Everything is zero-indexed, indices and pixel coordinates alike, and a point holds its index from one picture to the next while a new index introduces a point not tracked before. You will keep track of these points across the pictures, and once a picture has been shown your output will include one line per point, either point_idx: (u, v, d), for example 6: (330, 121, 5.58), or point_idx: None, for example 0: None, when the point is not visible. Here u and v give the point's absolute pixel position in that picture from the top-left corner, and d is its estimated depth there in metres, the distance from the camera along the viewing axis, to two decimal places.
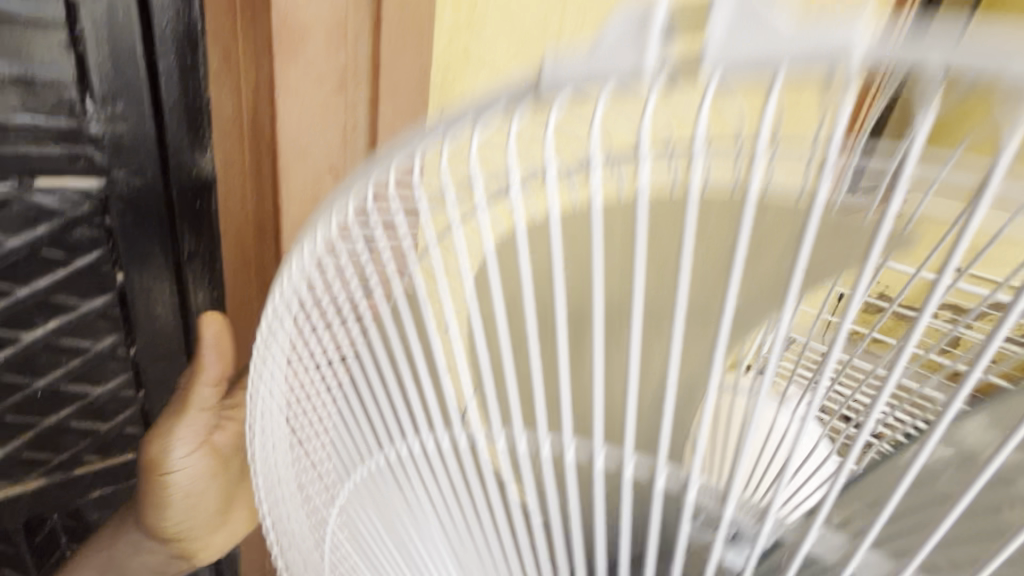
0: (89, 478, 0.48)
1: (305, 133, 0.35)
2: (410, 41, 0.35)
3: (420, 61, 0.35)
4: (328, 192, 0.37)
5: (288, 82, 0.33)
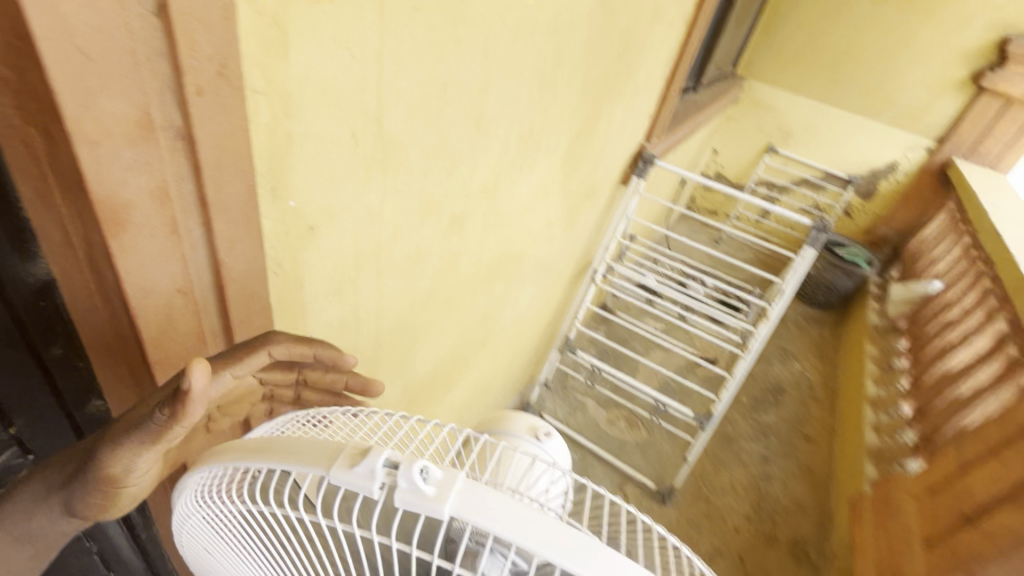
0: None
1: (150, 272, 0.40)
2: (231, 168, 0.41)
3: (244, 177, 0.43)
4: (180, 307, 0.43)
5: (132, 240, 0.37)
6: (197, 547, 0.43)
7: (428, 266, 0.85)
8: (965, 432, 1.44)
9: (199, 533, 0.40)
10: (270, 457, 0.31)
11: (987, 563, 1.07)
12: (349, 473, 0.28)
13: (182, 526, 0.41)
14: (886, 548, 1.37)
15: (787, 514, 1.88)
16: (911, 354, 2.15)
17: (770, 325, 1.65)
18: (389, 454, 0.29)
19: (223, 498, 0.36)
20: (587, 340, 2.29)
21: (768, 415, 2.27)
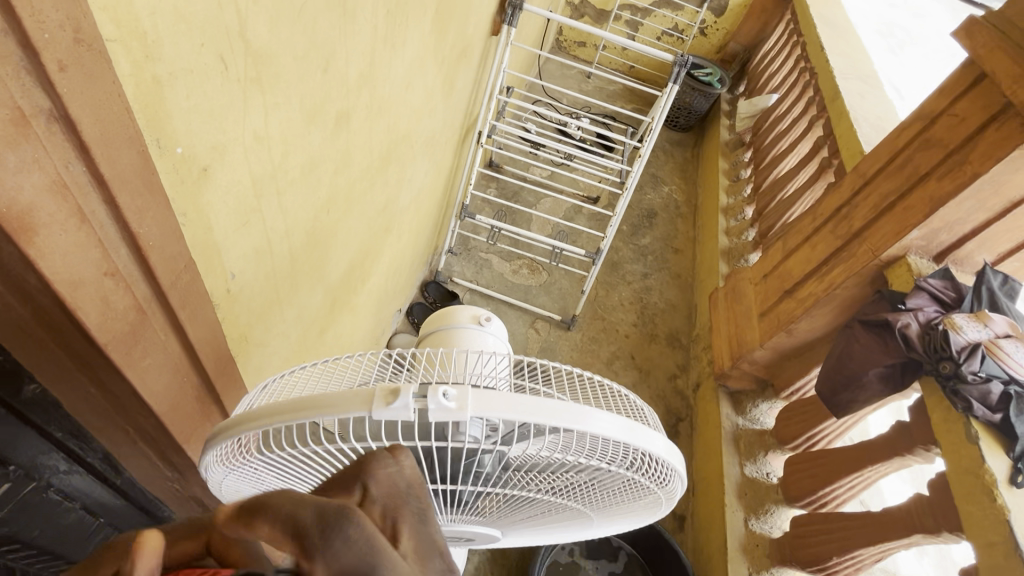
0: None
1: (73, 265, 0.39)
2: (120, 137, 0.38)
3: (135, 144, 0.40)
4: (111, 288, 0.43)
5: (44, 239, 0.36)
6: (227, 486, 0.51)
7: (324, 174, 0.83)
8: (788, 226, 1.80)
9: (235, 476, 0.49)
10: (315, 413, 0.39)
11: (798, 321, 1.46)
12: (389, 408, 0.39)
13: (218, 482, 0.50)
14: (734, 325, 1.78)
15: (664, 315, 2.30)
16: (753, 164, 2.51)
17: (642, 162, 1.82)
18: (415, 390, 0.40)
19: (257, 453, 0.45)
20: (481, 200, 2.35)
21: (644, 238, 2.60)
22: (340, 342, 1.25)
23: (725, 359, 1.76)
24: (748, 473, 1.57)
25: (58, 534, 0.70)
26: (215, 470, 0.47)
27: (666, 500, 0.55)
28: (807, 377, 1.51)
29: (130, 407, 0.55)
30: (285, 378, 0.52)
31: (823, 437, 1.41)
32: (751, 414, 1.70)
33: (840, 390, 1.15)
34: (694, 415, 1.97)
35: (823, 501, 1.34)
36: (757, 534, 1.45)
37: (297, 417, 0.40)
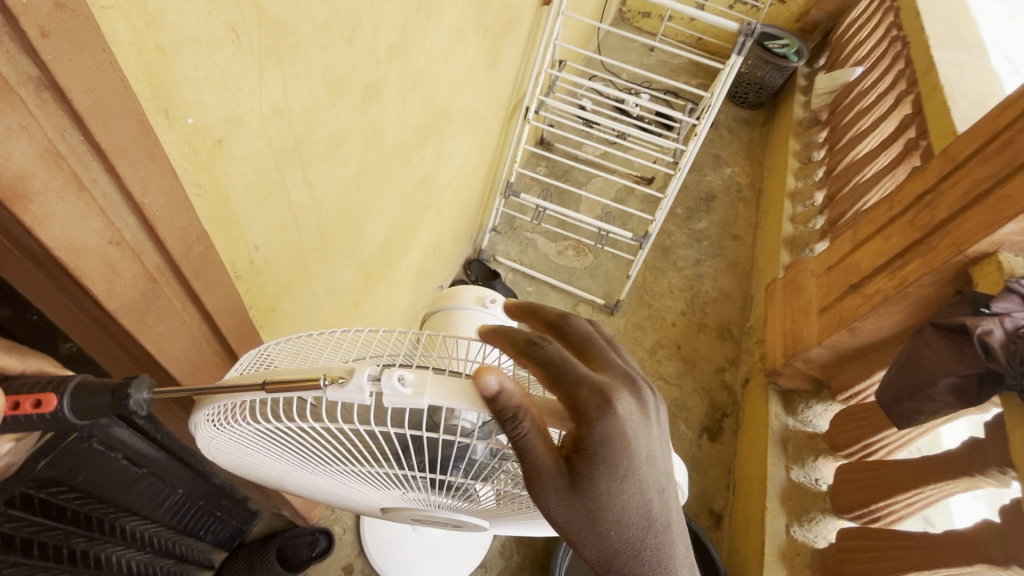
0: (29, 460, 0.62)
1: (75, 233, 0.40)
2: (117, 109, 0.38)
3: (132, 114, 0.40)
4: (118, 258, 0.44)
5: (41, 206, 0.37)
6: (224, 452, 0.53)
7: (352, 148, 0.83)
8: (861, 214, 1.64)
9: (231, 444, 0.50)
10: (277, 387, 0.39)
11: (863, 319, 1.33)
12: (342, 390, 0.38)
13: (207, 442, 0.51)
14: (790, 319, 1.65)
15: (716, 305, 2.18)
16: (828, 145, 2.29)
17: (699, 141, 1.70)
18: (369, 371, 0.38)
19: (238, 423, 0.46)
20: (529, 179, 2.30)
21: (700, 223, 2.46)
22: (375, 317, 1.27)
23: (778, 355, 1.64)
24: (794, 478, 1.47)
25: (101, 480, 0.76)
26: (204, 431, 0.48)
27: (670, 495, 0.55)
28: (870, 379, 1.37)
29: (150, 371, 0.58)
30: (279, 347, 0.53)
31: (882, 448, 1.29)
32: (802, 414, 1.57)
33: (903, 399, 1.04)
34: (741, 411, 1.87)
35: (876, 515, 1.23)
36: (799, 542, 1.37)
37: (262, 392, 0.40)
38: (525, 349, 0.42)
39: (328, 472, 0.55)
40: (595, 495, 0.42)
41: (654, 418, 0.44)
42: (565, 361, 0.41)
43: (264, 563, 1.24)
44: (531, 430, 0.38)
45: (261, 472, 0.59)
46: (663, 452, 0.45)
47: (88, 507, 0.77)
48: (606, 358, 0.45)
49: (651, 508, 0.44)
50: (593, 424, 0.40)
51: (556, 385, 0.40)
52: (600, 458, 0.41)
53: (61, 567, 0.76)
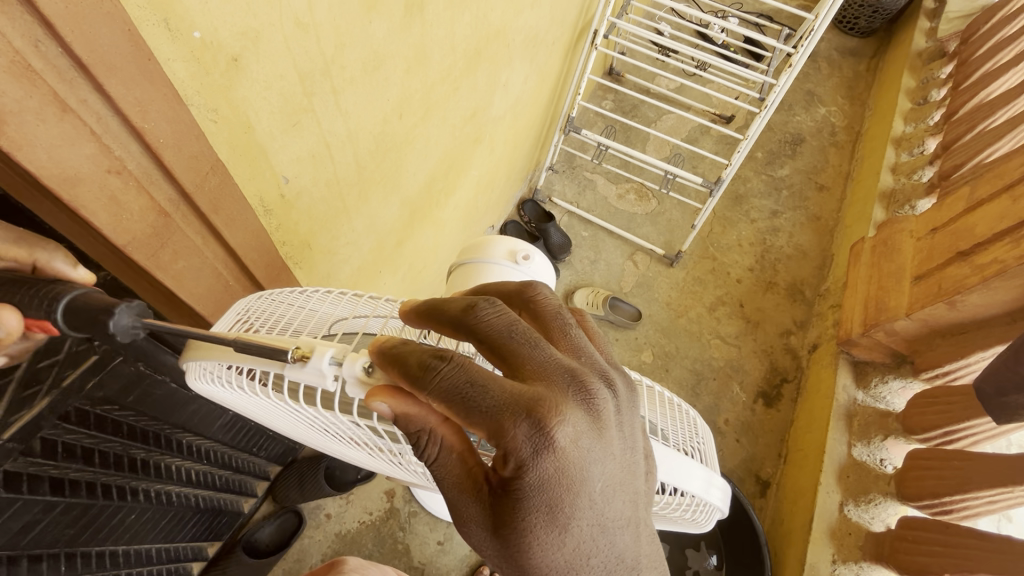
0: (79, 380, 0.65)
1: (64, 157, 0.38)
2: (94, 14, 0.34)
3: (115, 23, 0.35)
4: (122, 189, 0.43)
5: (20, 128, 0.35)
6: (231, 397, 0.56)
7: (392, 71, 0.75)
8: (984, 168, 1.38)
9: (236, 392, 0.53)
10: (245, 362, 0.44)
11: (968, 292, 1.15)
12: (302, 370, 0.42)
13: (212, 386, 0.54)
14: (875, 285, 1.47)
15: (790, 262, 1.99)
16: (951, 81, 1.94)
17: (792, 74, 1.48)
18: (331, 355, 0.42)
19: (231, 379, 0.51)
20: (593, 114, 2.13)
21: (782, 169, 2.21)
22: (420, 256, 1.23)
23: (855, 324, 1.48)
24: (857, 455, 1.36)
25: (152, 401, 0.80)
26: (198, 378, 0.53)
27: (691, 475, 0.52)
28: (964, 359, 1.20)
29: (177, 304, 0.57)
30: (274, 295, 0.58)
31: (966, 436, 1.15)
32: (875, 389, 1.43)
33: (1008, 391, 0.90)
34: (804, 378, 1.74)
35: (946, 507, 1.12)
36: (852, 522, 1.28)
37: (238, 359, 0.45)
38: (421, 372, 0.37)
39: (327, 429, 0.57)
40: (537, 541, 0.39)
41: (607, 433, 0.39)
42: (474, 383, 0.36)
43: (313, 480, 1.30)
44: (442, 454, 0.40)
45: (270, 418, 0.62)
46: (624, 470, 0.41)
47: (142, 424, 0.82)
48: (542, 357, 0.39)
49: (614, 543, 0.41)
50: (523, 455, 0.36)
51: (469, 416, 0.35)
52: (536, 492, 0.38)
53: (123, 476, 0.82)
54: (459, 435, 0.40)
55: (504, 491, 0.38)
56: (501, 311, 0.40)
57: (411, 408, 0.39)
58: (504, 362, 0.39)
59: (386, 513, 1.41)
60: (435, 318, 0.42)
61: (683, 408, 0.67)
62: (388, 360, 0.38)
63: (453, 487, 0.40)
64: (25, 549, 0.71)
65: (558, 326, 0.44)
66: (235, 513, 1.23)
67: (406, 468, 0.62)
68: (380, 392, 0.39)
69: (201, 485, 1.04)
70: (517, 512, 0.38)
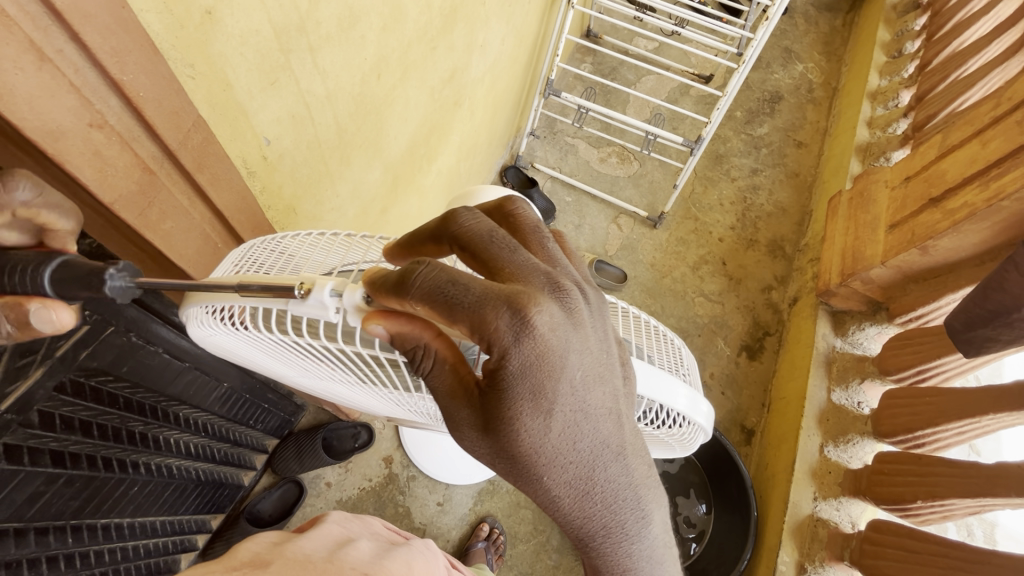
0: (72, 351, 0.65)
1: (42, 108, 0.39)
2: None
3: None
4: (103, 142, 0.44)
5: (1, 78, 0.36)
6: (227, 344, 0.57)
7: (367, 28, 0.73)
8: (955, 116, 1.41)
9: (234, 339, 0.55)
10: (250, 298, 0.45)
11: (939, 237, 1.19)
12: (305, 304, 0.43)
13: (206, 335, 0.55)
14: (852, 235, 1.51)
15: (770, 220, 2.02)
16: (924, 32, 1.96)
17: (770, 27, 1.47)
18: (332, 287, 0.43)
19: (231, 324, 0.52)
20: (572, 77, 2.11)
21: (761, 128, 2.23)
22: (405, 223, 1.23)
23: (833, 274, 1.52)
24: (835, 400, 1.42)
25: (145, 372, 0.80)
26: (198, 325, 0.53)
27: (671, 397, 0.55)
28: (935, 303, 1.25)
29: (165, 267, 0.58)
30: (266, 242, 0.59)
31: (940, 372, 1.20)
32: (853, 336, 1.49)
33: (977, 326, 0.94)
34: (785, 331, 1.79)
35: (919, 440, 1.18)
36: (831, 461, 1.35)
37: (242, 300, 0.45)
38: (403, 278, 0.39)
39: (326, 369, 0.59)
40: (525, 427, 0.42)
41: (579, 323, 0.43)
42: (453, 280, 0.38)
43: (312, 450, 1.33)
44: (436, 365, 0.43)
45: (268, 365, 0.64)
46: (599, 364, 0.45)
47: (138, 396, 0.82)
48: (520, 260, 0.43)
49: (598, 431, 0.45)
50: (505, 344, 0.39)
51: (453, 311, 0.38)
52: (520, 379, 0.41)
53: (123, 448, 0.83)
54: (451, 347, 0.43)
55: (490, 386, 0.42)
56: (480, 219, 0.44)
57: (404, 327, 0.42)
58: (487, 267, 0.42)
59: (385, 478, 1.44)
60: (420, 240, 0.47)
61: (670, 338, 0.69)
62: (376, 283, 0.41)
63: (448, 394, 0.44)
64: (31, 521, 0.72)
65: (536, 239, 0.47)
66: (235, 485, 1.25)
67: (405, 404, 0.64)
68: (375, 317, 0.42)
69: (200, 458, 1.06)
70: (504, 401, 0.41)
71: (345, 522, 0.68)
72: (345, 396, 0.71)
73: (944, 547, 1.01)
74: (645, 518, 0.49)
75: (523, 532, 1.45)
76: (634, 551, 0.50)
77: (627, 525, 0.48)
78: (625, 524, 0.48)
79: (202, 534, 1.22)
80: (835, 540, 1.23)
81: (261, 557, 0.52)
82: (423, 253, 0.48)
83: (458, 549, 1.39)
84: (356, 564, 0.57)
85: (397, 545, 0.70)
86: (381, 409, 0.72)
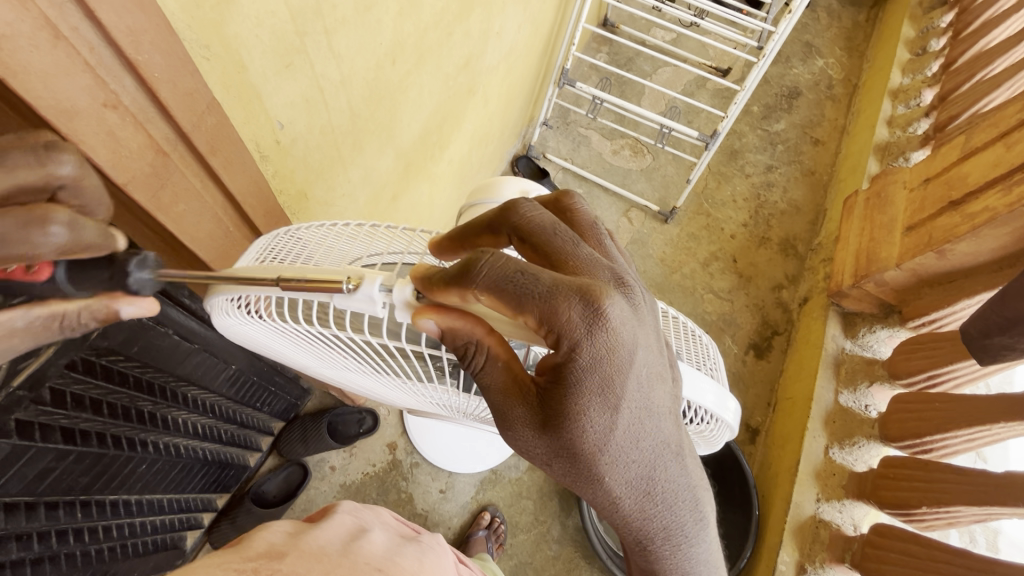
0: (83, 330, 0.65)
1: (58, 88, 0.39)
2: None
3: None
4: (118, 124, 0.44)
5: (15, 55, 0.35)
6: (243, 332, 0.57)
7: (383, 11, 0.72)
8: (979, 117, 1.38)
9: (249, 327, 0.55)
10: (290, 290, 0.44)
11: (957, 241, 1.16)
12: (352, 298, 0.42)
13: (221, 323, 0.56)
14: (867, 236, 1.48)
15: (783, 218, 2.00)
16: (950, 30, 1.91)
17: (792, 20, 1.43)
18: (380, 282, 0.42)
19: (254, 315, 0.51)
20: (588, 66, 2.08)
21: (778, 123, 2.19)
22: (416, 211, 1.22)
23: (845, 276, 1.50)
24: (843, 402, 1.41)
25: (155, 352, 0.81)
26: (221, 314, 0.53)
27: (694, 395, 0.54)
28: (949, 308, 1.23)
29: (180, 250, 0.58)
30: (287, 233, 0.58)
31: (951, 378, 1.18)
32: (863, 338, 1.47)
33: (993, 334, 0.92)
34: (794, 330, 1.78)
35: (925, 446, 1.17)
36: (835, 463, 1.34)
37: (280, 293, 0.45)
38: (467, 268, 0.39)
39: (344, 359, 0.58)
40: (592, 423, 0.42)
41: (643, 315, 0.43)
42: (522, 271, 0.38)
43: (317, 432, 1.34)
44: (489, 363, 0.43)
45: (284, 353, 0.64)
46: (660, 361, 0.45)
47: (148, 376, 0.83)
48: (584, 254, 0.43)
49: (660, 429, 0.45)
50: (578, 338, 0.39)
51: (523, 302, 0.38)
52: (588, 375, 0.41)
53: (132, 427, 0.83)
54: (504, 345, 0.43)
55: (555, 384, 0.42)
56: (541, 211, 0.44)
57: (457, 321, 0.41)
58: (551, 261, 0.43)
59: (389, 464, 1.45)
60: (474, 232, 0.47)
61: (697, 335, 0.69)
62: (431, 279, 0.40)
63: (502, 392, 0.44)
64: (42, 496, 0.72)
65: (592, 234, 0.47)
66: (241, 466, 1.27)
67: (423, 394, 0.63)
68: (427, 310, 0.42)
69: (208, 438, 1.07)
70: (571, 398, 0.42)
71: (354, 512, 0.68)
72: (361, 386, 0.71)
73: (947, 554, 1.00)
74: (701, 518, 0.51)
75: (524, 522, 1.45)
76: (691, 554, 0.51)
77: (686, 525, 0.50)
78: (683, 525, 0.50)
79: (207, 513, 1.24)
80: (837, 542, 1.23)
81: (276, 547, 0.52)
82: (478, 245, 0.47)
83: (459, 537, 1.41)
84: (369, 557, 0.57)
85: (408, 539, 0.70)
86: (398, 398, 0.72)
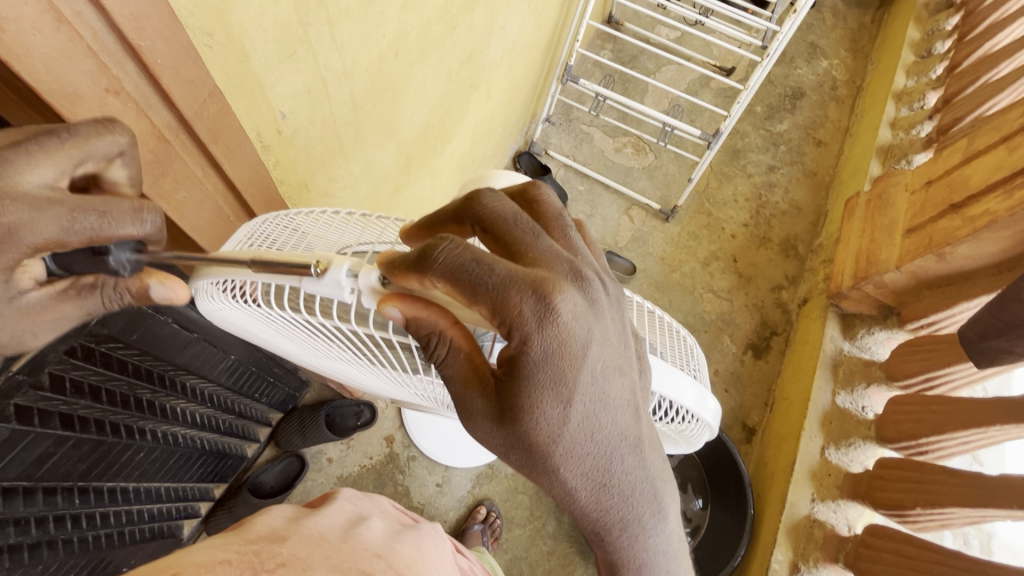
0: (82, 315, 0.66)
1: (60, 73, 0.39)
2: None
3: None
4: (121, 111, 0.44)
5: (18, 38, 0.36)
6: (236, 319, 0.57)
7: (386, 3, 0.72)
8: (983, 120, 1.37)
9: (241, 314, 0.55)
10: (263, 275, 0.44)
11: (958, 244, 1.17)
12: (320, 283, 0.42)
13: (212, 308, 0.56)
14: (867, 238, 1.48)
15: (784, 218, 1.99)
16: (955, 33, 1.90)
17: (798, 20, 1.43)
18: (348, 268, 0.42)
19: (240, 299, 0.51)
20: (591, 63, 2.07)
21: (781, 124, 2.19)
22: (417, 204, 1.22)
23: (845, 278, 1.49)
24: (840, 403, 1.41)
25: (154, 340, 0.81)
26: (206, 299, 0.53)
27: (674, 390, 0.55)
28: (948, 310, 1.23)
29: (180, 237, 0.59)
30: (276, 219, 0.59)
31: (949, 378, 1.18)
32: (862, 340, 1.48)
33: (992, 337, 0.93)
34: (792, 331, 1.78)
35: (919, 447, 1.18)
36: (831, 463, 1.35)
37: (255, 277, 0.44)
38: (425, 254, 0.39)
39: (335, 349, 0.59)
40: (544, 414, 0.43)
41: (598, 310, 0.44)
42: (476, 261, 0.38)
43: (313, 424, 1.34)
44: (451, 354, 0.44)
45: (275, 342, 0.65)
46: (617, 354, 0.45)
47: (147, 363, 0.83)
48: (543, 246, 0.43)
49: (616, 422, 0.46)
50: (528, 329, 0.39)
51: (476, 292, 0.38)
52: (540, 366, 0.41)
53: (131, 414, 0.84)
54: (465, 337, 0.43)
55: (508, 374, 0.42)
56: (505, 202, 0.44)
57: (421, 311, 0.42)
58: (510, 253, 0.43)
59: (386, 457, 1.46)
60: (440, 223, 0.47)
61: (683, 335, 0.69)
62: (392, 265, 0.41)
63: (462, 382, 0.44)
64: (40, 480, 0.73)
65: (558, 226, 0.48)
66: (239, 456, 1.28)
67: (413, 386, 0.64)
68: (391, 299, 0.41)
69: (206, 427, 1.07)
70: (523, 390, 0.42)
71: (352, 501, 0.69)
72: (352, 376, 0.71)
73: (943, 555, 1.00)
74: (660, 512, 0.51)
75: (520, 517, 1.46)
76: (650, 546, 0.52)
77: (644, 518, 0.50)
78: (641, 517, 0.50)
79: (205, 502, 1.24)
80: (831, 542, 1.23)
81: (276, 532, 0.53)
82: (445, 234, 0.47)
83: (455, 529, 1.41)
84: (368, 545, 0.57)
85: (405, 526, 0.71)
86: (388, 390, 0.72)
